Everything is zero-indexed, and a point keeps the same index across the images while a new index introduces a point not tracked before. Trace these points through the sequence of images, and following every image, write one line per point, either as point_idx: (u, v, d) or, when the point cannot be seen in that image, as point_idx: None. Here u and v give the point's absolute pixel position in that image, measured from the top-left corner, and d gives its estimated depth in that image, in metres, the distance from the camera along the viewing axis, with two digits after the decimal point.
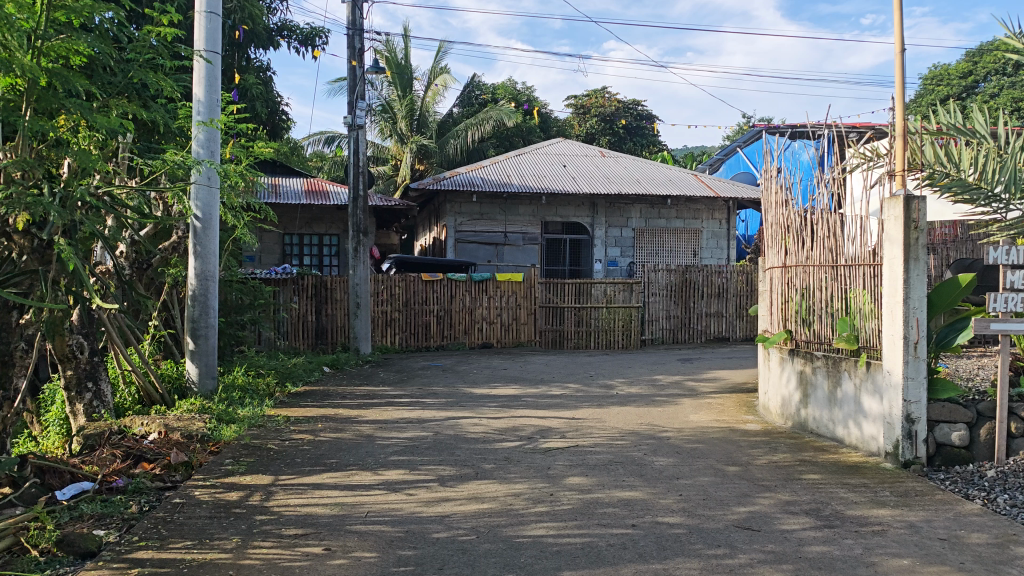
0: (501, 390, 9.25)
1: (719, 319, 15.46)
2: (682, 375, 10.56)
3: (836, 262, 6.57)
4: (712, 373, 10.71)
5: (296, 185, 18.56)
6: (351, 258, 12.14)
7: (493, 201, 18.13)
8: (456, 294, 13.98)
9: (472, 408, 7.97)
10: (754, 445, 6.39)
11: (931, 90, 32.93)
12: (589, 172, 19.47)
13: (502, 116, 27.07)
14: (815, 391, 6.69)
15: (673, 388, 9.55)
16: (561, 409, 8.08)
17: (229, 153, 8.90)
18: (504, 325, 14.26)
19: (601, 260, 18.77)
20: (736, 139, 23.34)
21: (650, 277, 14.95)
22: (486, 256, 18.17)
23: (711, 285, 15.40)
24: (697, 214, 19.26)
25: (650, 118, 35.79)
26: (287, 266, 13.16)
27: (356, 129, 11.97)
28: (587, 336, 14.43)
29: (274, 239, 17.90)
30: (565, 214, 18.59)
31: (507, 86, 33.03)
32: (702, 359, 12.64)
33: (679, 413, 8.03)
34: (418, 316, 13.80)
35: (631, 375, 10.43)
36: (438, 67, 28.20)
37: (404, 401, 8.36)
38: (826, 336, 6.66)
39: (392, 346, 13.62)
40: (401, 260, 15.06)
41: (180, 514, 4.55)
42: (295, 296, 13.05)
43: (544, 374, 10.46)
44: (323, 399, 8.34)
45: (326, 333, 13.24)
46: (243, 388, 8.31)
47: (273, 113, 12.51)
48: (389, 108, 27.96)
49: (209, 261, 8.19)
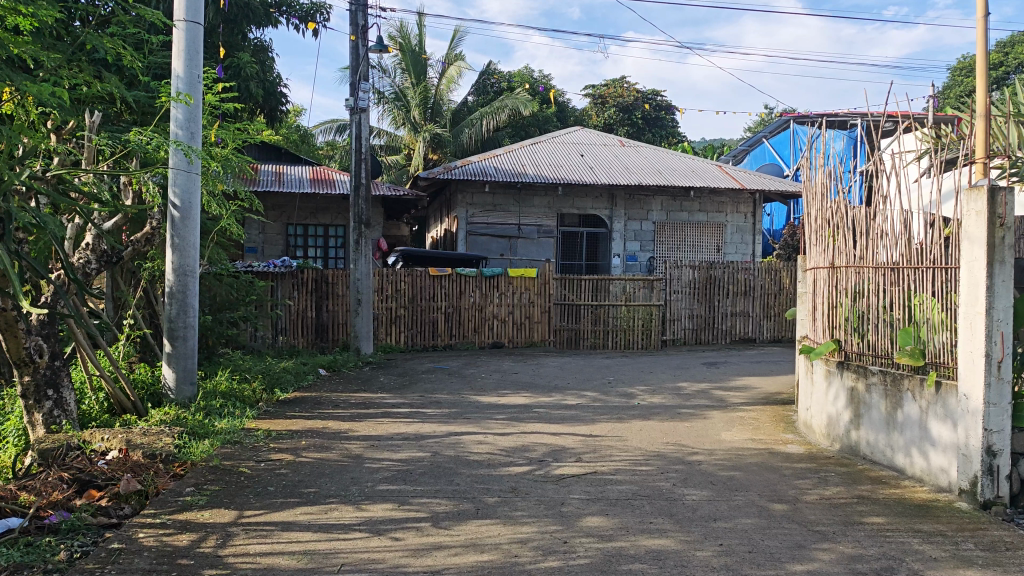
0: (511, 399, 8.42)
1: (745, 319, 14.57)
2: (709, 382, 9.69)
3: (897, 263, 5.71)
4: (742, 380, 9.85)
5: (300, 173, 17.80)
6: (352, 251, 11.33)
7: (506, 191, 17.29)
8: (466, 290, 13.16)
9: (478, 421, 7.15)
10: (801, 474, 5.52)
11: (959, 81, 31.73)
12: (608, 163, 18.56)
13: (518, 105, 26.24)
14: (870, 413, 5.83)
15: (700, 398, 8.69)
16: (577, 424, 7.23)
17: (213, 135, 8.10)
18: (517, 324, 13.42)
19: (619, 254, 17.89)
20: (762, 129, 22.35)
21: (672, 274, 14.09)
22: (499, 249, 17.35)
23: (737, 283, 14.50)
24: (721, 207, 18.33)
25: (670, 109, 34.83)
26: (287, 258, 12.39)
27: (359, 111, 11.17)
28: (604, 336, 13.59)
29: (277, 230, 17.14)
30: (582, 206, 17.72)
31: (523, 74, 32.14)
32: (728, 363, 11.78)
33: (709, 428, 7.18)
34: (425, 313, 12.99)
35: (654, 382, 9.57)
36: (452, 54, 27.31)
37: (403, 412, 7.54)
38: (883, 349, 5.81)
39: (397, 345, 12.81)
40: (408, 253, 14.22)
41: (113, 566, 3.74)
42: (295, 291, 12.28)
43: (559, 379, 9.63)
44: (312, 409, 7.53)
45: (326, 331, 12.47)
46: (226, 395, 7.50)
47: (271, 96, 11.73)
48: (402, 96, 27.19)
49: (189, 254, 7.41)
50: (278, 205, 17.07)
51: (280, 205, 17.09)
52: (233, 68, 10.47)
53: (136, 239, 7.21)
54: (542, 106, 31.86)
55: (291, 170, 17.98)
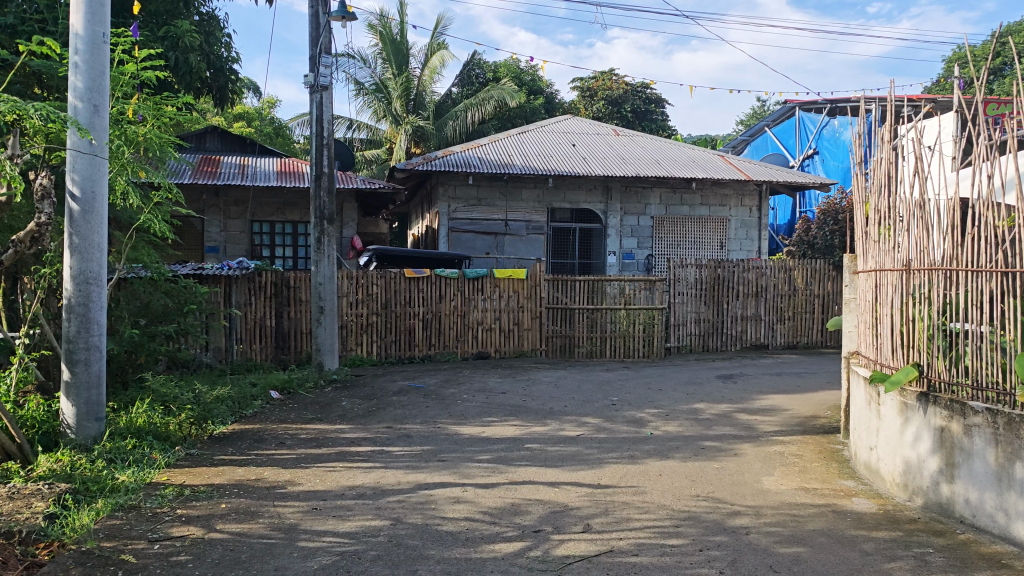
0: (497, 430, 6.95)
1: (757, 323, 13.15)
2: (730, 404, 8.24)
3: (1015, 266, 4.30)
4: (767, 400, 8.41)
5: (267, 166, 16.30)
6: (313, 251, 9.80)
7: (492, 184, 15.83)
8: (446, 293, 11.68)
9: (455, 467, 5.68)
10: (889, 553, 4.09)
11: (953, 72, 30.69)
12: (603, 153, 17.11)
13: (504, 96, 24.83)
14: (970, 463, 4.43)
15: (723, 426, 7.25)
16: (580, 467, 5.77)
17: (132, 111, 6.57)
18: (504, 331, 11.95)
19: (615, 252, 16.48)
20: (764, 117, 20.97)
21: (677, 273, 12.67)
22: (485, 247, 15.85)
23: (748, 283, 13.08)
24: (725, 200, 16.93)
25: (660, 103, 33.48)
26: (242, 259, 10.88)
27: (319, 90, 9.61)
28: (601, 344, 12.20)
29: (241, 227, 15.64)
30: (574, 200, 16.29)
31: (509, 65, 30.74)
32: (744, 376, 10.35)
33: (746, 471, 5.72)
34: (400, 320, 11.49)
35: (665, 404, 8.12)
36: (435, 43, 25.81)
37: (363, 452, 6.06)
38: (991, 379, 4.42)
39: (369, 357, 11.31)
40: (382, 252, 12.76)
41: None
42: (251, 297, 10.81)
43: (554, 402, 8.18)
44: (250, 449, 6.04)
45: (286, 340, 11.02)
46: (141, 434, 6.00)
47: (218, 73, 10.17)
48: (383, 88, 25.72)
49: (92, 258, 5.90)
50: (241, 200, 15.57)
51: (244, 200, 15.59)
52: (168, 35, 8.97)
53: (18, 238, 5.66)
54: (529, 98, 30.40)
55: (257, 162, 16.49)
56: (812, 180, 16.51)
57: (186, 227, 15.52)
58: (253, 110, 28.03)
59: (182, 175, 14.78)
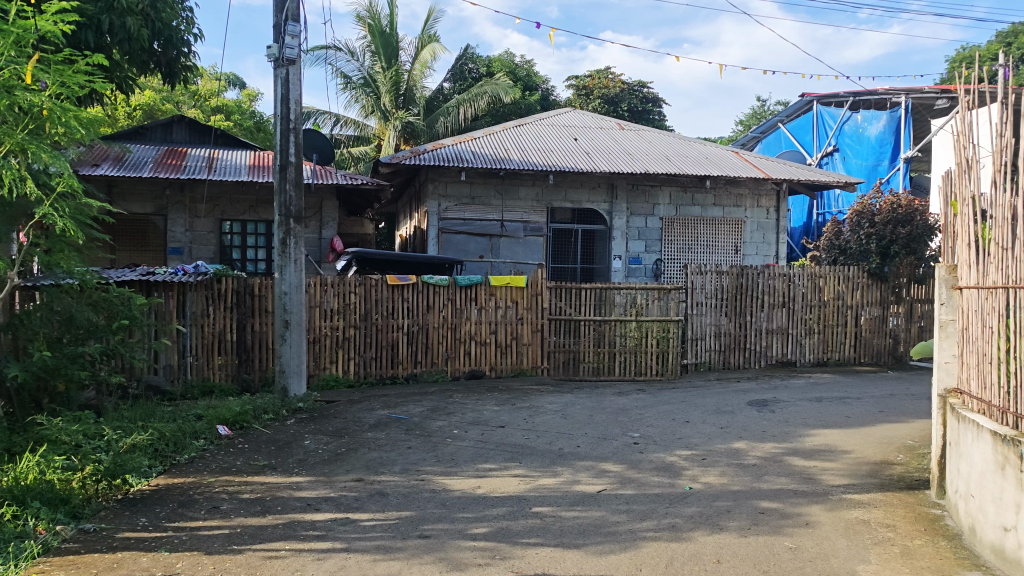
0: (496, 483, 5.47)
1: (783, 337, 11.75)
2: (776, 443, 6.79)
3: None
4: (820, 439, 6.97)
5: (238, 159, 14.82)
6: (277, 255, 8.24)
7: (487, 181, 14.38)
8: (435, 303, 10.24)
9: (442, 549, 4.20)
10: None
11: None
12: (607, 148, 15.70)
13: (498, 91, 23.43)
14: None
15: (779, 477, 5.80)
16: (609, 548, 4.30)
17: (27, 71, 5.06)
18: (501, 346, 10.51)
19: (621, 256, 15.08)
20: (778, 112, 19.59)
21: (695, 281, 11.27)
22: (478, 250, 14.41)
23: (774, 292, 11.68)
24: (740, 200, 15.53)
25: (657, 101, 32.11)
26: (199, 264, 9.45)
27: (284, 64, 8.11)
28: (610, 360, 10.79)
29: (209, 227, 14.17)
30: (576, 199, 14.86)
31: (502, 61, 29.34)
32: (779, 401, 8.92)
33: (832, 554, 4.27)
34: (382, 333, 10.03)
35: (700, 446, 6.68)
36: (426, 36, 24.42)
37: (321, 523, 4.57)
38: None
39: (344, 377, 9.82)
40: (362, 254, 11.20)
41: None
42: (210, 306, 9.36)
43: (564, 440, 6.71)
44: (171, 518, 4.55)
45: (250, 356, 9.54)
46: (25, 498, 4.50)
47: (169, 44, 8.72)
48: (371, 81, 24.20)
49: None
50: (208, 196, 14.08)
51: (212, 196, 14.09)
52: None
53: None
54: (524, 93, 29.02)
55: (228, 155, 15.02)
56: (836, 180, 15.14)
57: (147, 227, 13.99)
58: (234, 104, 26.49)
59: (142, 169, 13.29)
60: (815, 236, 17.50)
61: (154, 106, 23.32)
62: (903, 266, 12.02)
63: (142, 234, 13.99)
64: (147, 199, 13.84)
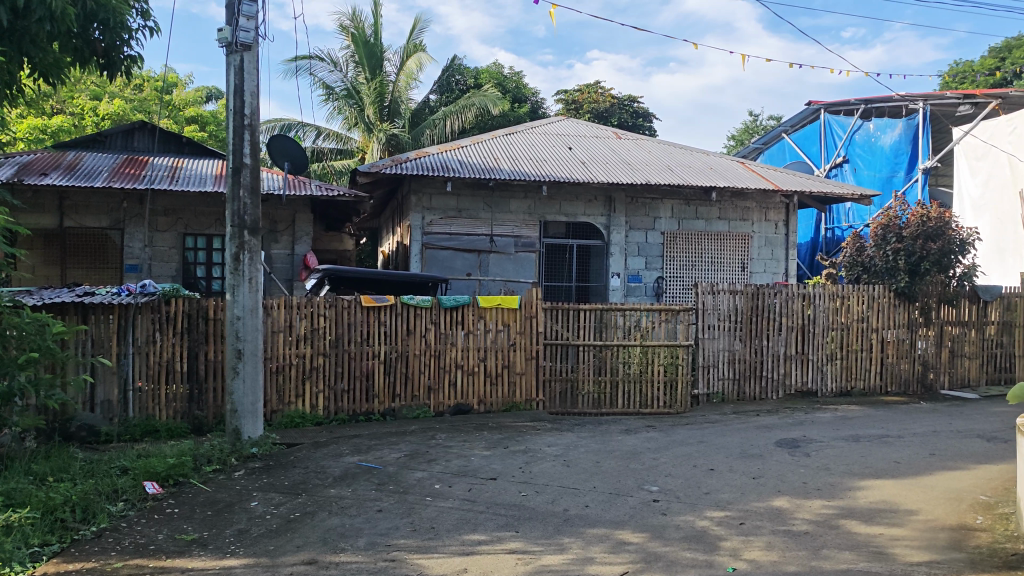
0: (486, 565, 4.28)
1: (802, 363, 10.63)
2: (824, 500, 5.61)
3: None
4: (876, 494, 5.79)
5: (204, 168, 13.66)
6: (229, 273, 7.01)
7: (475, 192, 13.26)
8: (416, 326, 9.07)
9: None
10: None
11: None
12: (604, 157, 14.61)
13: (486, 102, 22.37)
14: None
15: (841, 551, 4.64)
16: None
17: None
18: (490, 376, 9.31)
19: (619, 273, 13.94)
20: (782, 122, 18.58)
21: (706, 301, 10.14)
22: (466, 267, 13.23)
23: (793, 314, 10.58)
24: (746, 213, 14.46)
25: (648, 116, 31.14)
26: (146, 283, 8.28)
27: (238, 50, 6.95)
28: (613, 390, 9.64)
29: (171, 241, 12.94)
30: (571, 213, 13.75)
31: (491, 73, 28.28)
32: (811, 440, 7.76)
33: None
34: (355, 362, 8.83)
35: (735, 504, 5.51)
36: (412, 45, 23.35)
37: None
38: None
39: (311, 413, 8.60)
40: (335, 272, 10.03)
41: None
42: (156, 331, 8.16)
43: (568, 498, 5.53)
44: None
45: (203, 389, 8.32)
46: None
47: (108, 29, 7.60)
48: (354, 93, 23.09)
49: None
50: (171, 208, 12.88)
51: (174, 208, 12.90)
52: None
53: None
54: (513, 106, 27.96)
55: (194, 164, 13.84)
56: (850, 192, 14.08)
57: (104, 242, 12.74)
58: (211, 114, 25.37)
59: (95, 178, 12.12)
60: (832, 254, 16.50)
61: (124, 115, 22.12)
62: (932, 285, 11.00)
63: (99, 250, 12.76)
64: (102, 211, 12.65)
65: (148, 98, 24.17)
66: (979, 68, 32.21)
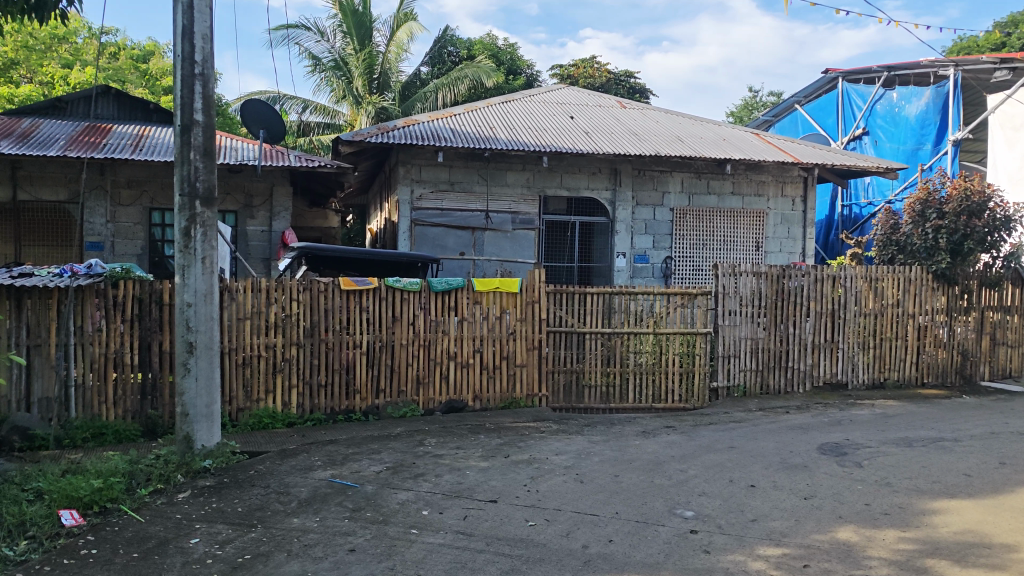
0: None
1: (830, 353, 9.60)
2: (899, 532, 4.58)
3: None
4: (959, 522, 4.76)
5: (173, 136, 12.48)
6: (177, 251, 5.88)
7: (469, 163, 12.14)
8: (403, 312, 7.99)
9: None
10: None
11: None
12: (608, 127, 13.49)
13: (480, 74, 21.16)
14: None
15: None
16: None
17: None
18: (487, 368, 8.24)
19: (626, 253, 12.88)
20: (796, 92, 17.45)
21: (726, 284, 9.10)
22: (459, 245, 12.15)
23: (822, 298, 9.53)
24: (762, 188, 13.38)
25: (646, 92, 30.00)
26: (93, 262, 7.15)
27: None
28: (623, 383, 8.62)
29: (135, 217, 11.76)
30: (573, 186, 12.65)
31: (484, 45, 27.01)
32: (858, 446, 6.73)
33: None
34: (333, 353, 7.75)
35: (793, 538, 4.47)
36: (403, 13, 22.07)
37: None
38: None
39: (282, 412, 7.54)
40: (312, 250, 8.94)
41: None
42: (102, 318, 7.04)
43: (586, 530, 4.48)
44: None
45: (158, 383, 7.19)
46: None
47: None
48: (342, 64, 21.81)
49: None
50: (135, 180, 11.70)
51: (139, 180, 11.72)
52: None
53: None
54: (507, 79, 26.71)
55: (162, 133, 12.66)
56: (875, 166, 12.99)
57: (63, 218, 11.60)
58: None
59: (49, 146, 10.95)
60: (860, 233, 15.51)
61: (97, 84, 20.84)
62: (973, 267, 9.98)
63: (58, 227, 11.63)
64: (59, 184, 11.49)
65: (123, 67, 22.84)
66: (984, 42, 31.11)
